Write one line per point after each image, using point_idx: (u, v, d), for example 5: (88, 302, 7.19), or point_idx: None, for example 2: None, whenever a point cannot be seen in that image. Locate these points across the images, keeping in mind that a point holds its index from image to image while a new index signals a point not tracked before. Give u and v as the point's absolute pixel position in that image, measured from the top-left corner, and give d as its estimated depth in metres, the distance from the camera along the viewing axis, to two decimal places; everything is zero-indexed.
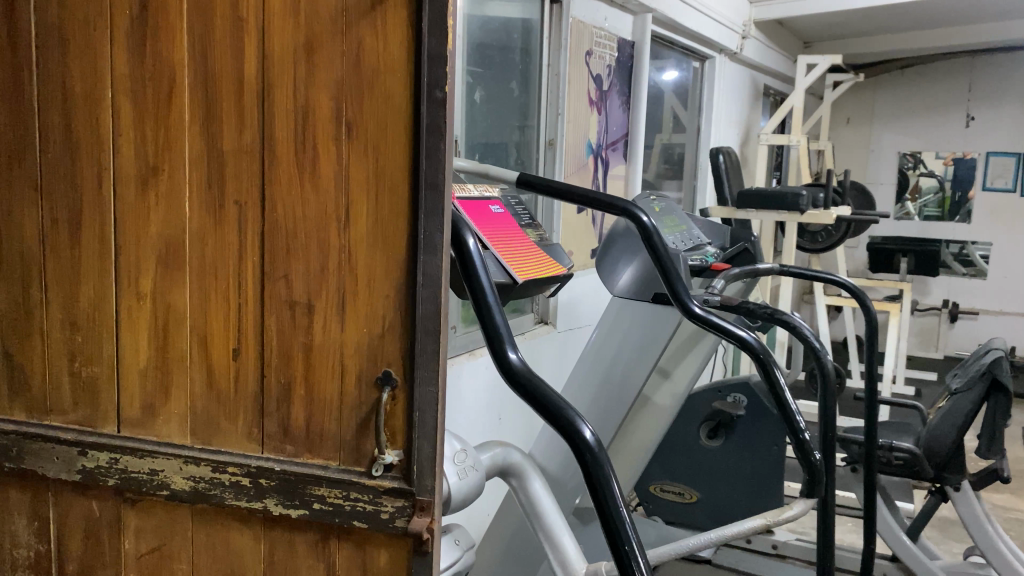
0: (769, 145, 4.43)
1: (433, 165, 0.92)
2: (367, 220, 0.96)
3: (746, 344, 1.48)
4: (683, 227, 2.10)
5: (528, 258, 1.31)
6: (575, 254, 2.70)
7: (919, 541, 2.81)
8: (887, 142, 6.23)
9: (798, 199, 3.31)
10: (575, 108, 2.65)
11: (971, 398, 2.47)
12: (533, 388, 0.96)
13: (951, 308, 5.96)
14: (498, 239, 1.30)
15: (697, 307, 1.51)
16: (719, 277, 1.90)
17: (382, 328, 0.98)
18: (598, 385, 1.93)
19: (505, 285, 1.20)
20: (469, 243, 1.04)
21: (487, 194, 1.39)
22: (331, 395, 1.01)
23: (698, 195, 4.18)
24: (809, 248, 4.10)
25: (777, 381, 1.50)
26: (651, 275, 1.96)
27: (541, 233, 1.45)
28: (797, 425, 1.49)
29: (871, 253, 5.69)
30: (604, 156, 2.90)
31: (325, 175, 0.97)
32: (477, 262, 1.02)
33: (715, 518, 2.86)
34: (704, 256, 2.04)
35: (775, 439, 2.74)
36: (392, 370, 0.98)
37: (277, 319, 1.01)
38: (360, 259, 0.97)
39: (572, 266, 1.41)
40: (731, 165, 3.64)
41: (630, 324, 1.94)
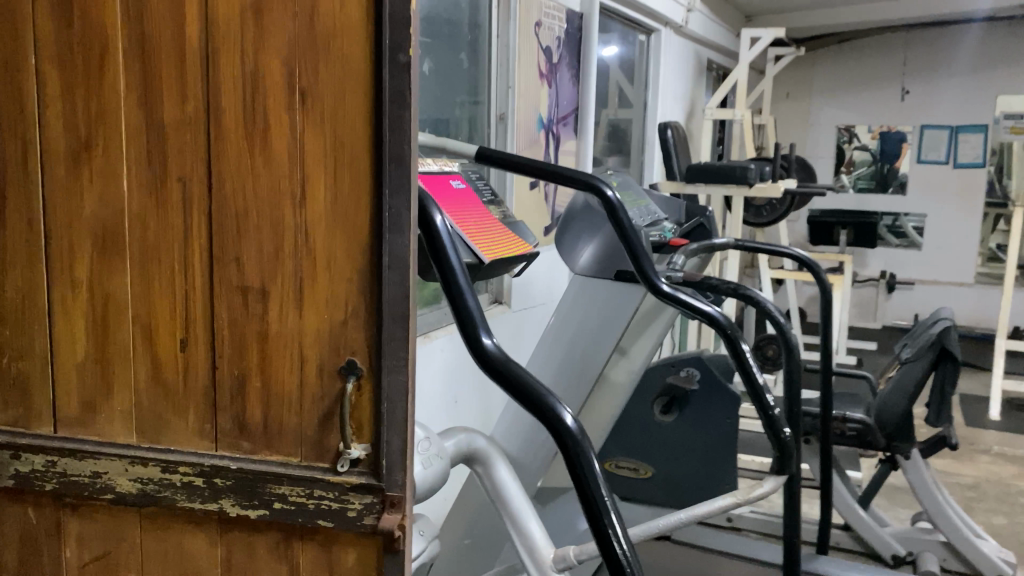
0: (713, 120, 4.43)
1: (397, 137, 0.85)
2: (326, 196, 0.89)
3: (714, 320, 1.44)
4: (642, 202, 2.05)
5: (494, 235, 1.25)
6: None
7: (870, 510, 2.85)
8: (826, 116, 6.30)
9: (747, 173, 3.29)
10: (526, 81, 2.59)
11: (921, 367, 2.51)
12: (509, 374, 0.91)
13: (888, 279, 6.04)
14: (460, 214, 1.24)
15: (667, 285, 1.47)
16: (680, 253, 1.88)
17: (345, 314, 0.91)
18: (560, 362, 1.90)
19: (471, 265, 1.15)
20: (439, 219, 0.97)
21: (447, 168, 1.34)
22: (290, 387, 0.94)
23: (645, 170, 4.17)
24: (754, 222, 4.11)
25: (744, 355, 1.47)
26: (614, 252, 1.92)
27: (504, 209, 1.38)
28: (766, 402, 1.48)
29: (811, 226, 5.77)
30: (556, 131, 2.85)
31: (278, 148, 0.89)
32: (446, 241, 0.96)
33: (672, 493, 2.82)
34: (663, 231, 2.00)
35: (728, 412, 2.74)
36: (356, 359, 0.91)
37: (228, 306, 0.93)
38: (318, 240, 0.90)
39: (537, 244, 1.36)
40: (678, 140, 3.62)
41: (590, 302, 1.91)
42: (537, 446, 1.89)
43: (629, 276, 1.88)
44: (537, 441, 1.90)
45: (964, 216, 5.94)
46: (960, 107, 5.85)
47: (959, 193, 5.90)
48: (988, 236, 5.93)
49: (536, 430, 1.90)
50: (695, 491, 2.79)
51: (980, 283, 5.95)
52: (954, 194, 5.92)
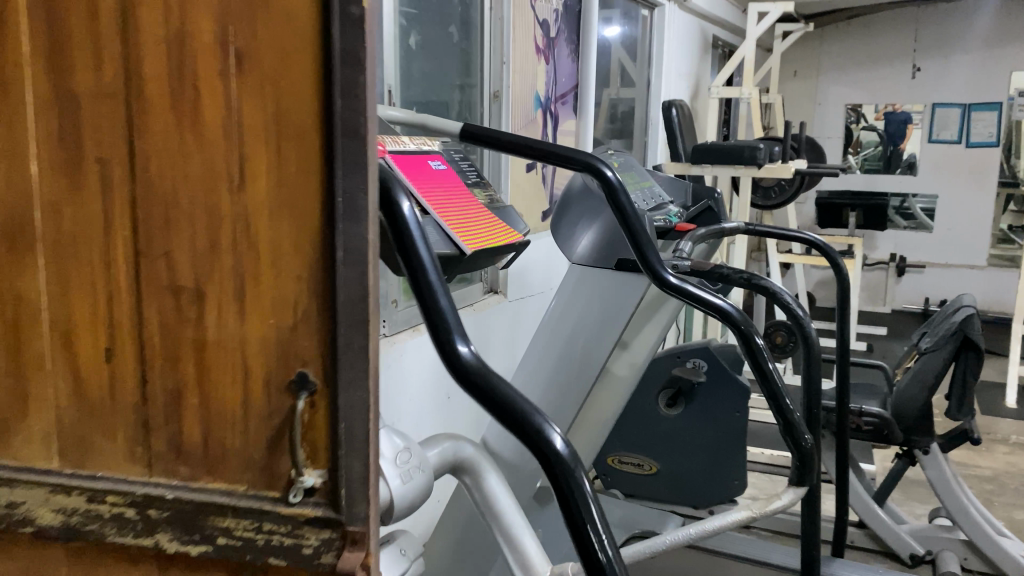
0: (719, 98, 4.26)
1: (350, 106, 0.71)
2: (268, 178, 0.75)
3: (727, 315, 1.30)
4: (646, 184, 1.91)
5: (478, 223, 1.11)
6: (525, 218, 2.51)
7: (885, 507, 2.72)
8: (834, 95, 6.10)
9: (756, 153, 3.11)
10: (521, 57, 2.44)
11: (942, 358, 2.36)
12: (488, 386, 0.76)
13: (897, 262, 5.89)
14: (440, 198, 1.10)
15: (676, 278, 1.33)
16: (687, 239, 1.74)
17: (294, 318, 0.77)
18: (556, 360, 1.74)
19: (451, 257, 1.02)
20: (408, 205, 0.83)
21: (425, 147, 1.18)
22: (233, 404, 0.80)
23: (648, 151, 4.02)
24: (762, 205, 3.95)
25: (759, 352, 1.32)
26: (614, 239, 1.78)
27: (491, 192, 1.24)
28: (784, 405, 1.34)
29: (819, 208, 5.61)
30: (553, 110, 2.70)
31: (211, 121, 0.75)
32: (416, 231, 0.81)
33: (675, 489, 2.72)
34: (668, 215, 1.83)
35: (737, 405, 2.57)
36: (309, 372, 0.77)
37: (158, 310, 0.79)
38: (261, 231, 0.76)
39: (527, 230, 1.21)
40: (683, 119, 3.46)
41: (591, 292, 1.77)
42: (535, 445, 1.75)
43: (630, 266, 1.74)
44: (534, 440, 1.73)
45: (976, 197, 5.77)
46: (973, 84, 5.67)
47: (971, 173, 5.74)
48: (999, 217, 5.77)
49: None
50: (702, 497, 2.70)
51: (992, 266, 5.79)
52: (965, 174, 5.76)
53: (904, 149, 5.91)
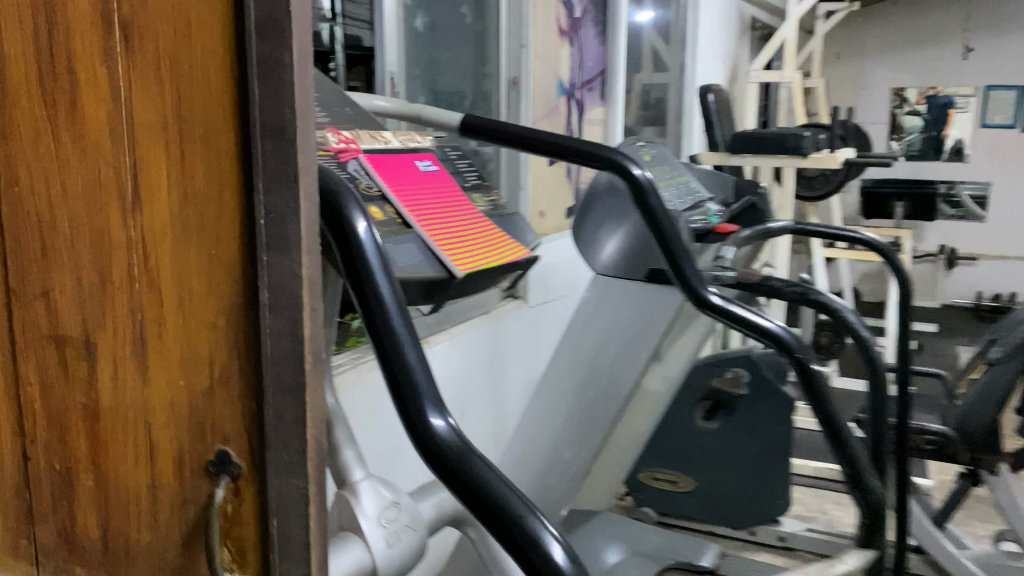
0: (758, 83, 4.00)
1: (272, 96, 0.52)
2: (170, 192, 0.55)
3: (775, 339, 1.09)
4: (681, 179, 1.69)
5: (475, 238, 0.90)
6: (547, 215, 2.30)
7: (946, 531, 2.45)
8: (879, 78, 5.76)
9: (800, 140, 2.85)
10: (543, 39, 2.21)
11: (1012, 371, 2.07)
12: (463, 475, 0.55)
13: (948, 254, 5.56)
14: (427, 209, 0.90)
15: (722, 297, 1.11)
16: (731, 242, 1.51)
17: (209, 380, 0.57)
18: (581, 380, 1.56)
19: (439, 281, 0.82)
20: (366, 226, 0.63)
21: (413, 146, 0.98)
22: (138, 490, 0.60)
23: (684, 140, 3.78)
24: (807, 196, 3.69)
25: (820, 385, 1.11)
26: (644, 246, 1.56)
27: (494, 196, 1.03)
28: (849, 449, 1.13)
29: (863, 198, 5.32)
30: (579, 97, 2.49)
31: (93, 119, 0.56)
32: (375, 260, 0.61)
33: (712, 509, 2.48)
34: (706, 216, 1.61)
35: (780, 420, 2.34)
36: (231, 450, 0.58)
37: (39, 364, 0.61)
38: (164, 263, 0.56)
39: (538, 242, 1.01)
40: (721, 105, 3.21)
41: (619, 302, 1.56)
42: (563, 463, 1.52)
43: (665, 277, 1.51)
44: (561, 460, 1.52)
45: None
46: None
47: None
48: None
49: (554, 458, 1.53)
50: (743, 515, 2.43)
51: None
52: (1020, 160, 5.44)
53: (948, 135, 5.57)
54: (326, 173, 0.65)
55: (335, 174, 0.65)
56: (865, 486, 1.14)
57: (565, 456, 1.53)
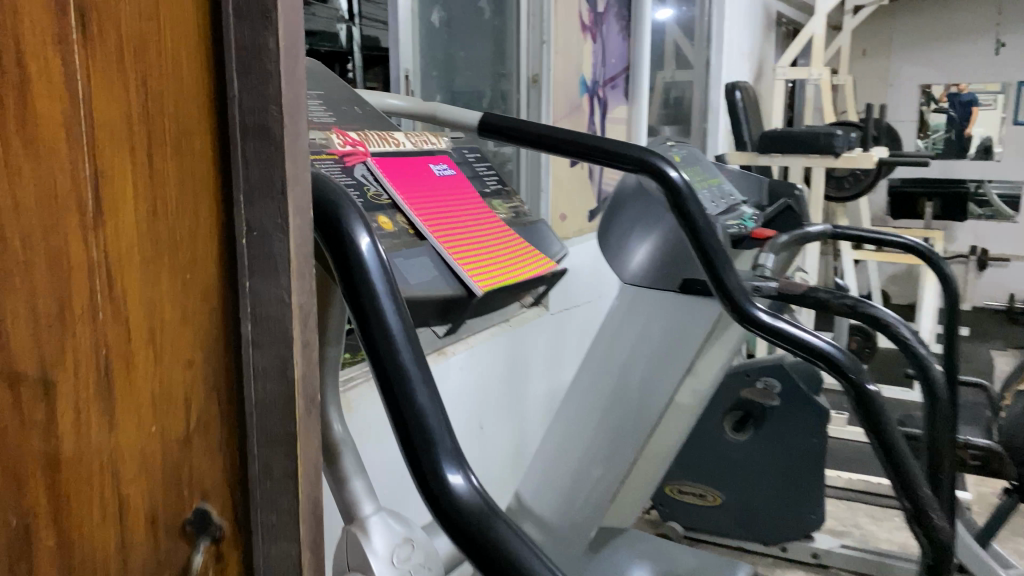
0: (785, 81, 3.88)
1: (255, 98, 0.45)
2: (139, 202, 0.46)
3: (829, 360, 0.97)
4: (713, 181, 1.58)
5: (495, 248, 0.81)
6: (569, 218, 2.20)
7: (990, 549, 2.32)
8: (908, 74, 5.60)
9: (833, 139, 2.73)
10: (565, 35, 2.11)
11: None
12: (485, 543, 0.46)
13: (980, 255, 5.24)
14: (442, 217, 0.81)
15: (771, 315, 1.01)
16: (769, 248, 1.40)
17: (187, 425, 0.50)
18: (609, 397, 1.46)
19: (455, 299, 0.72)
20: (371, 243, 0.54)
21: (425, 147, 0.89)
22: (103, 558, 0.50)
23: (709, 140, 3.67)
24: (836, 197, 3.57)
25: (881, 411, 0.99)
26: (679, 250, 1.42)
27: (516, 202, 0.93)
28: (911, 482, 1.01)
29: (892, 198, 5.18)
30: (602, 96, 2.39)
31: (51, 90, 0.43)
32: (382, 285, 0.52)
33: (744, 523, 2.36)
34: (741, 219, 1.50)
35: (814, 431, 2.23)
36: (210, 505, 0.52)
37: None
38: (133, 286, 0.47)
39: (565, 253, 0.92)
40: (749, 103, 3.10)
41: (649, 311, 1.44)
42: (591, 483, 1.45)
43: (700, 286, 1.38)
44: (591, 479, 1.45)
45: None
46: None
47: None
48: None
49: (581, 478, 1.46)
50: (772, 533, 2.33)
51: None
52: None
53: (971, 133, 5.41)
54: (324, 184, 0.56)
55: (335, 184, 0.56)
56: (931, 526, 1.02)
57: (594, 474, 1.46)
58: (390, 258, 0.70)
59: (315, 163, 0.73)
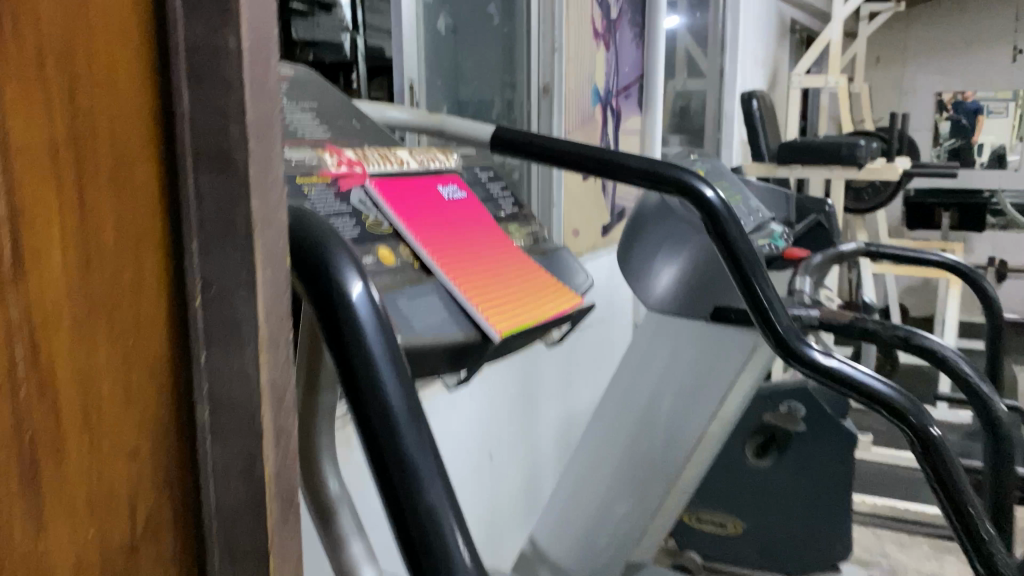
0: (801, 89, 3.77)
1: (211, 113, 0.37)
2: (73, 244, 0.35)
3: (888, 405, 0.87)
4: (739, 197, 1.47)
5: (515, 285, 0.70)
6: (582, 234, 2.09)
7: None
8: (923, 83, 5.49)
9: (856, 149, 2.62)
10: (577, 42, 2.01)
11: None
12: None
13: (999, 267, 4.99)
14: (455, 248, 0.70)
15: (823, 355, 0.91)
16: (804, 271, 1.29)
17: (132, 537, 0.38)
18: (633, 431, 1.36)
19: (468, 347, 0.62)
20: (366, 299, 0.43)
21: (430, 165, 0.76)
22: None
23: (723, 151, 3.56)
24: (854, 209, 3.46)
25: (949, 460, 0.88)
26: (709, 273, 1.29)
27: (534, 226, 0.83)
28: (985, 542, 0.89)
29: (908, 208, 5.06)
30: (615, 106, 2.29)
31: None
32: (380, 352, 0.42)
33: (766, 555, 2.21)
34: (772, 238, 1.39)
35: (841, 457, 2.12)
36: None
37: None
38: (68, 355, 0.35)
39: (592, 283, 0.80)
40: (766, 113, 2.99)
41: (678, 341, 1.35)
42: (614, 522, 1.35)
43: (733, 316, 1.25)
44: (614, 515, 1.35)
45: None
46: None
47: None
48: None
49: (605, 510, 1.37)
50: (798, 563, 2.17)
51: None
52: None
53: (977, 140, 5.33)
54: (308, 226, 0.45)
55: (324, 222, 0.46)
56: None
57: (619, 510, 1.35)
58: (393, 302, 0.60)
59: (304, 188, 0.62)
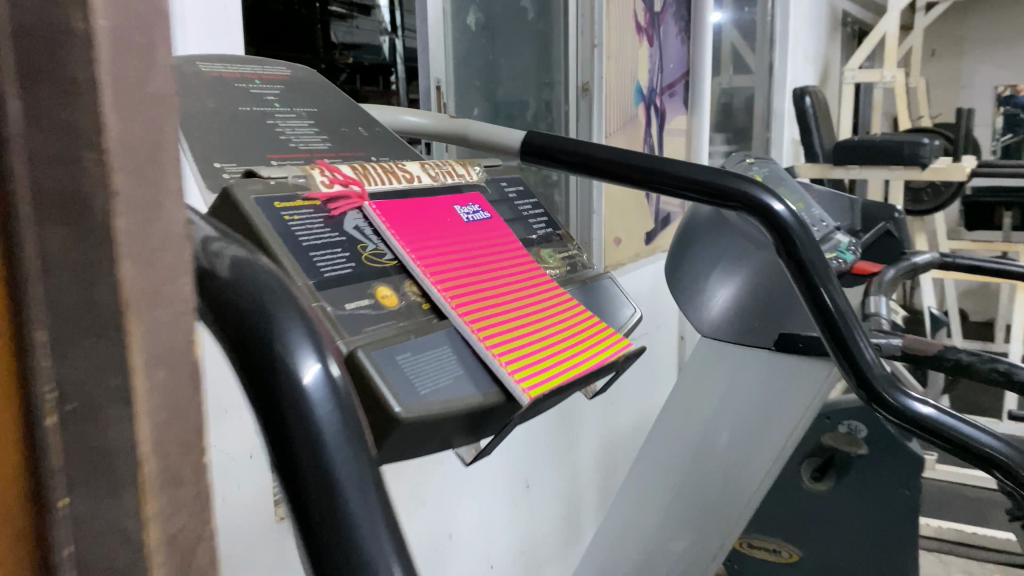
0: (854, 85, 3.58)
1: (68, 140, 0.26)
2: None
3: (999, 465, 0.69)
4: (800, 205, 1.33)
5: (544, 329, 0.57)
6: (624, 242, 1.96)
7: None
8: (982, 75, 5.23)
9: (919, 148, 2.45)
10: (619, 37, 1.88)
11: None
12: None
13: None
14: (473, 279, 0.57)
15: (919, 400, 0.73)
16: (877, 290, 1.15)
17: None
18: (688, 464, 1.23)
19: (490, 411, 0.50)
20: (329, 393, 0.33)
21: (449, 179, 0.64)
22: None
23: (773, 150, 3.38)
24: (912, 210, 3.27)
25: None
26: (769, 293, 1.20)
27: (572, 250, 0.70)
28: None
29: (966, 208, 4.82)
30: (659, 104, 2.15)
31: None
32: (346, 470, 0.32)
33: None
34: (839, 252, 1.25)
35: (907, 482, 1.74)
36: None
37: None
38: None
39: (640, 316, 0.68)
40: (819, 110, 2.82)
41: (739, 370, 1.21)
42: (669, 559, 1.22)
43: (801, 344, 1.15)
44: (670, 551, 1.22)
45: None
46: None
47: None
48: None
49: (661, 546, 1.24)
50: None
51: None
52: None
53: None
54: (248, 287, 0.35)
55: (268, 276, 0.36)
56: None
57: (676, 548, 1.22)
58: (395, 357, 0.47)
59: (285, 216, 0.50)
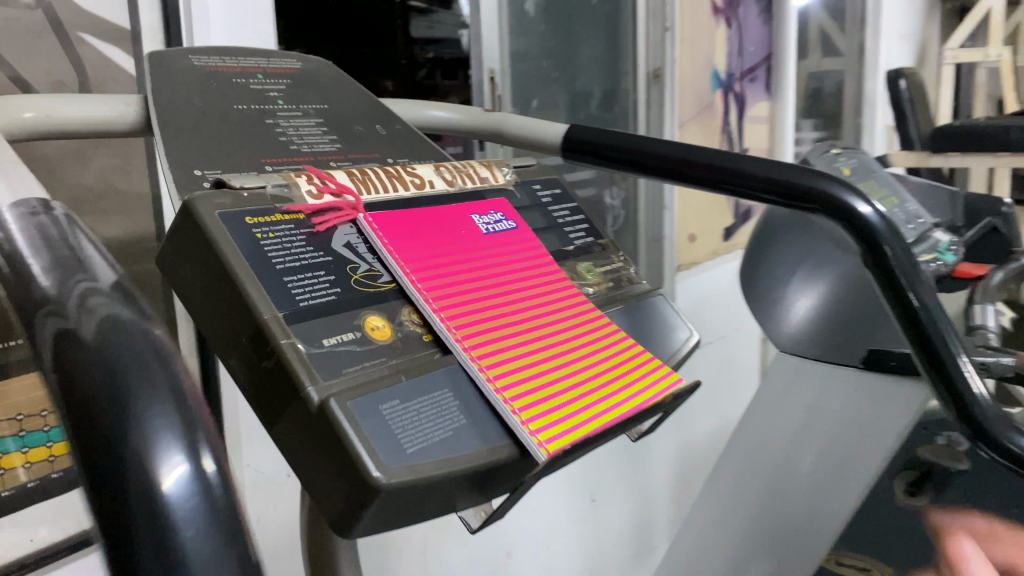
0: (955, 66, 3.33)
1: None
2: None
3: None
4: (894, 200, 1.19)
5: (570, 364, 0.47)
6: (698, 239, 1.84)
7: None
8: None
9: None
10: (692, 19, 1.76)
11: None
12: None
13: None
14: (488, 303, 0.48)
15: None
16: (983, 298, 1.01)
17: None
18: (769, 483, 1.15)
19: (494, 472, 0.41)
20: (193, 470, 0.34)
21: (466, 184, 0.55)
22: None
23: (865, 137, 3.18)
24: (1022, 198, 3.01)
25: None
26: (853, 301, 1.08)
27: (617, 262, 0.60)
28: None
29: None
30: (739, 90, 2.02)
31: None
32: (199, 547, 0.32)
33: None
34: (938, 252, 1.11)
35: None
36: None
37: None
38: None
39: (698, 341, 0.57)
40: (916, 92, 2.62)
41: (823, 384, 1.10)
42: None
43: (892, 363, 1.01)
44: None
45: None
46: None
47: None
48: None
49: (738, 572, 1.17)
50: None
51: None
52: None
53: None
54: (111, 357, 0.35)
55: (146, 333, 0.37)
56: None
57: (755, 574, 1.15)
58: (378, 407, 0.39)
59: (257, 233, 0.42)
